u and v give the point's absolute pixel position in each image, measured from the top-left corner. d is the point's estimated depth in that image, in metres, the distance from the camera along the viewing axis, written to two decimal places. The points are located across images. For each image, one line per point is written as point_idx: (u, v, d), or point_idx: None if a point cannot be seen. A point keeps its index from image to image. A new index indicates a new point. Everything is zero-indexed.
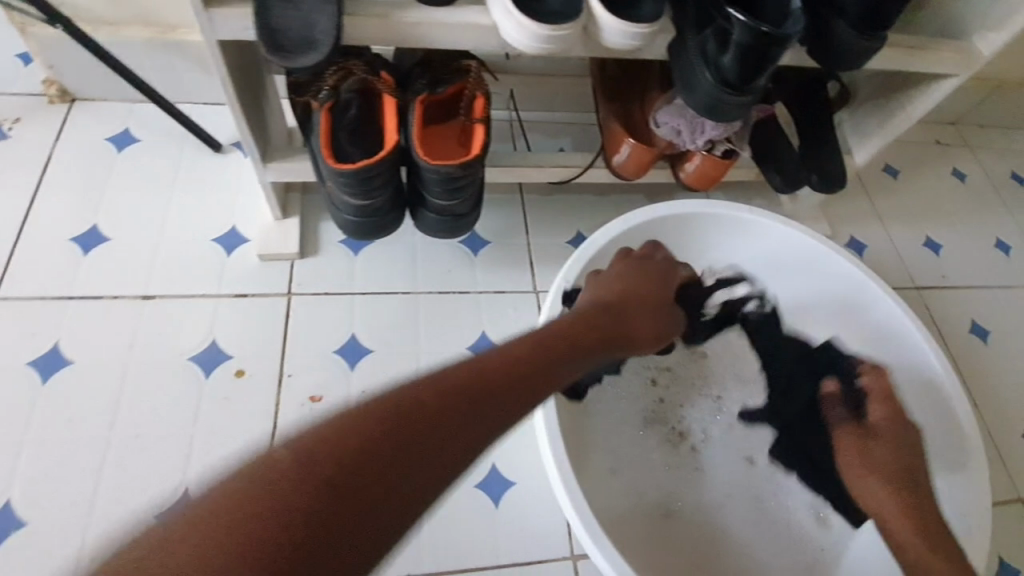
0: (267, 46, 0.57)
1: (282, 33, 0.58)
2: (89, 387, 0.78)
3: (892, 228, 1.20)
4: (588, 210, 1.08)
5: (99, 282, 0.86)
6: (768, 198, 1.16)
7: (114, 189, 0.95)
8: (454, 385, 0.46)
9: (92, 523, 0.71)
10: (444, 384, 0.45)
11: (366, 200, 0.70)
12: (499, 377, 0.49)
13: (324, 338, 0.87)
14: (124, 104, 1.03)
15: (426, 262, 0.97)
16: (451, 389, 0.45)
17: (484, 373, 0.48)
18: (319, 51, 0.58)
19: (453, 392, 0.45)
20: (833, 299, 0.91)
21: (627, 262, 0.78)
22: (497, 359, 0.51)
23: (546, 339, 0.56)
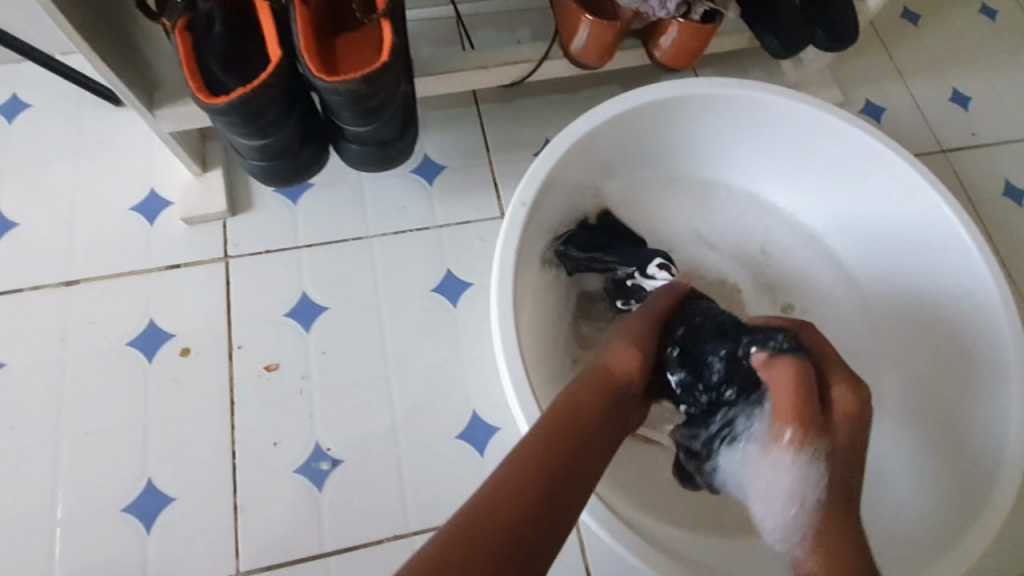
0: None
1: None
2: (30, 389, 0.73)
3: (914, 85, 1.02)
4: (556, 112, 0.92)
5: (16, 275, 0.78)
6: (768, 68, 0.99)
7: (11, 167, 0.83)
8: (513, 480, 0.43)
9: (59, 526, 0.68)
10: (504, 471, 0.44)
11: (263, 138, 0.61)
12: (547, 463, 0.45)
13: (272, 301, 0.78)
14: (7, 64, 0.88)
15: (376, 201, 0.85)
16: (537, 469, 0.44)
17: (525, 470, 0.44)
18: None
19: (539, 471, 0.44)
20: (821, 157, 0.80)
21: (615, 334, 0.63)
22: (525, 453, 0.45)
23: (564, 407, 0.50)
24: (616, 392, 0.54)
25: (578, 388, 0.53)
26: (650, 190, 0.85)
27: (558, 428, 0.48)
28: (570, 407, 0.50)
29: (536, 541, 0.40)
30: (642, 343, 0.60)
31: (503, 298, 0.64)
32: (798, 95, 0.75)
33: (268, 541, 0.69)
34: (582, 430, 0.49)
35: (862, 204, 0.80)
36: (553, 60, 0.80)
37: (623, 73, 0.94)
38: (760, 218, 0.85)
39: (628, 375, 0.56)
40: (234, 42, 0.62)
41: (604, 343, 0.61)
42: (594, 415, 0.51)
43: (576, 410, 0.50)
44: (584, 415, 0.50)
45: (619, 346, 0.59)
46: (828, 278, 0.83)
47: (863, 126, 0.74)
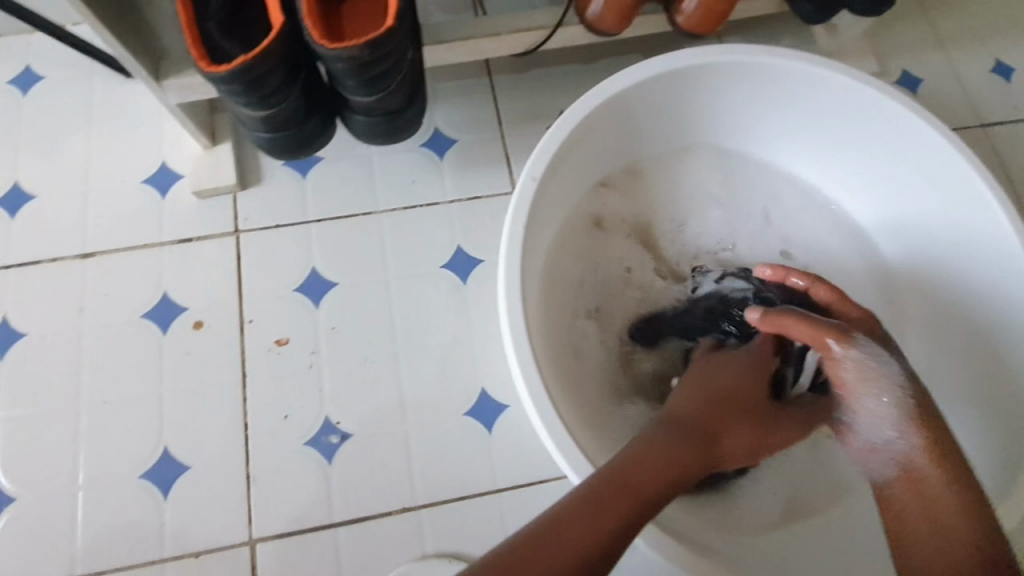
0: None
1: None
2: (49, 359, 0.75)
3: (956, 54, 0.96)
4: (571, 83, 0.89)
5: (34, 247, 0.79)
6: (798, 35, 0.93)
7: (26, 139, 0.84)
8: (596, 524, 0.47)
9: (80, 490, 0.71)
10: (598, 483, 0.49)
11: (267, 109, 0.60)
12: (628, 515, 0.48)
13: (282, 276, 0.78)
14: (20, 35, 0.87)
15: (385, 176, 0.83)
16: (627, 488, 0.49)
17: (612, 512, 0.48)
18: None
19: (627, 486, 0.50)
20: (847, 129, 0.75)
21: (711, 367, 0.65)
22: (618, 472, 0.50)
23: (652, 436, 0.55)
24: (695, 442, 0.56)
25: (665, 439, 0.55)
26: (666, 166, 0.82)
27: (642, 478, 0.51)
28: (652, 459, 0.53)
29: (616, 558, 0.46)
30: (725, 391, 0.61)
31: (510, 275, 0.62)
32: (829, 65, 0.71)
33: (279, 510, 0.70)
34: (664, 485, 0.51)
35: (892, 183, 0.76)
36: (568, 26, 0.76)
37: (642, 40, 0.90)
38: (781, 195, 0.82)
39: (707, 425, 0.58)
40: (233, 8, 0.61)
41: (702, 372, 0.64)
42: (673, 465, 0.53)
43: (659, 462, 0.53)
44: (669, 470, 0.52)
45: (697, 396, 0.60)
46: (851, 257, 0.80)
47: (901, 100, 0.70)
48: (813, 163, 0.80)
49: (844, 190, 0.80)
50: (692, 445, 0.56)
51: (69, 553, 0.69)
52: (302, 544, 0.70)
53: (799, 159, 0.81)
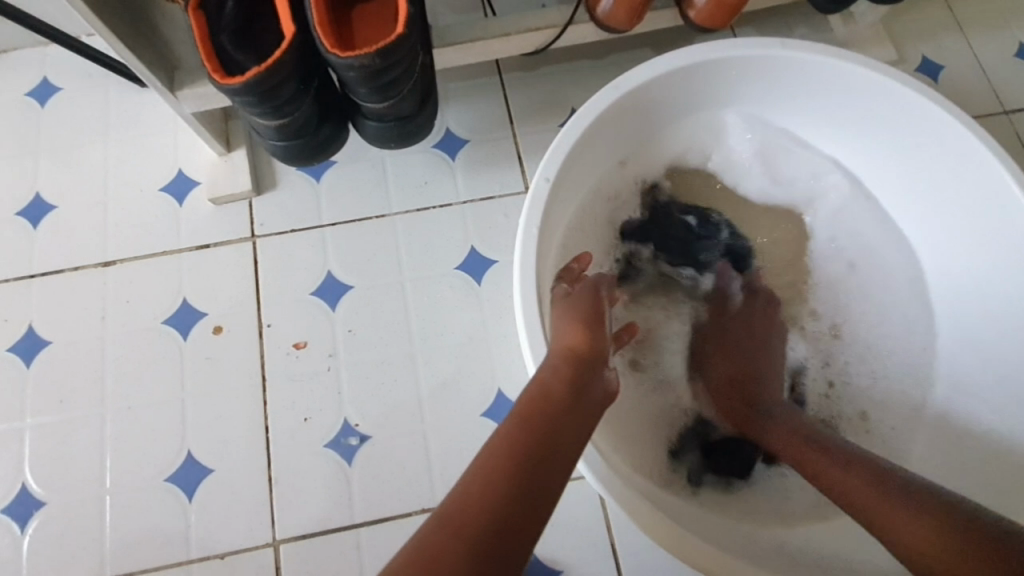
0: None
1: None
2: (74, 365, 0.76)
3: (975, 39, 0.93)
4: (582, 80, 0.88)
5: (57, 256, 0.80)
6: (812, 24, 0.91)
7: (45, 150, 0.85)
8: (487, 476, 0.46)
9: (108, 494, 0.72)
10: (486, 461, 0.47)
11: (280, 118, 0.60)
12: (523, 454, 0.47)
13: (298, 281, 0.79)
14: (36, 47, 0.89)
15: (398, 179, 0.83)
16: (514, 454, 0.47)
17: (505, 458, 0.47)
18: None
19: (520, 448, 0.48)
20: (867, 119, 0.74)
21: (580, 292, 0.65)
22: (509, 439, 0.49)
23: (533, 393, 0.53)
24: (582, 363, 0.56)
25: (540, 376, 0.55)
26: (682, 160, 0.81)
27: (526, 418, 0.50)
28: (533, 396, 0.53)
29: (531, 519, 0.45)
30: (597, 313, 0.62)
31: (526, 276, 0.62)
32: (848, 55, 0.69)
33: (302, 512, 0.71)
34: (547, 415, 0.51)
35: (917, 173, 0.74)
36: (579, 24, 0.75)
37: (654, 35, 0.89)
38: (801, 188, 0.81)
39: (592, 346, 0.58)
40: (245, 18, 0.61)
41: (559, 317, 0.62)
42: (559, 393, 0.53)
43: (541, 395, 0.53)
44: (550, 400, 0.52)
45: (575, 322, 0.61)
46: (877, 250, 0.78)
47: (922, 90, 0.68)
48: (835, 154, 0.79)
49: (865, 181, 0.79)
50: (571, 366, 0.56)
51: (99, 556, 0.70)
52: (324, 545, 0.70)
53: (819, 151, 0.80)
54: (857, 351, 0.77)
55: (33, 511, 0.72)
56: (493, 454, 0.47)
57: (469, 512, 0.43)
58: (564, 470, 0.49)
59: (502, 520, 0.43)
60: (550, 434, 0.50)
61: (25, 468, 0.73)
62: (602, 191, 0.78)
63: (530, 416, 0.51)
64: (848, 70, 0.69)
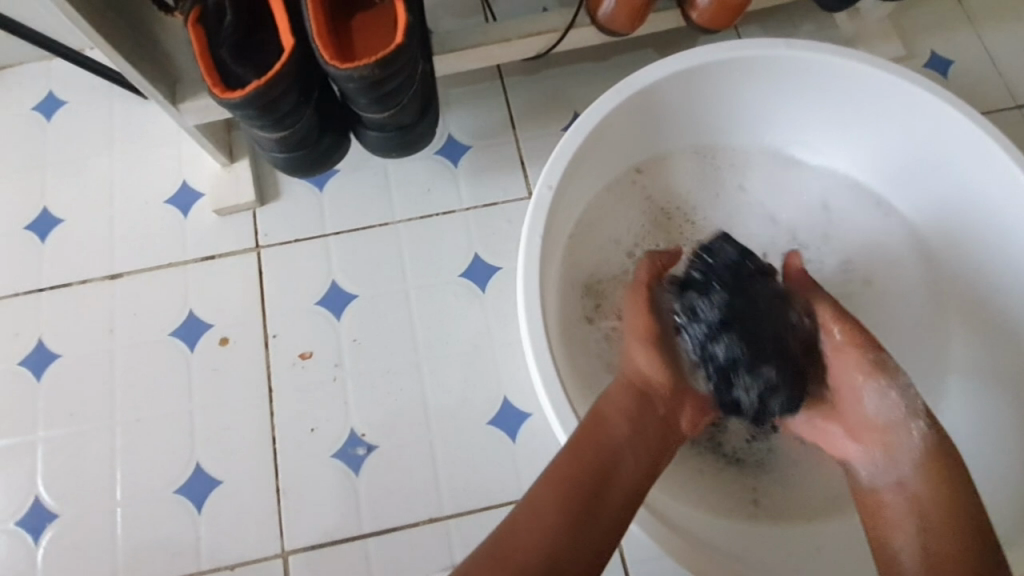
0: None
1: None
2: (84, 378, 0.77)
3: (986, 32, 0.91)
4: (585, 82, 0.87)
5: (64, 270, 0.81)
6: (818, 20, 0.90)
7: (52, 164, 0.86)
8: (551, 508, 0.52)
9: (119, 506, 0.73)
10: (540, 494, 0.53)
11: (281, 130, 0.60)
12: (582, 491, 0.53)
13: (303, 291, 0.79)
14: (41, 61, 0.89)
15: (401, 186, 0.83)
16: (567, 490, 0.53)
17: (567, 492, 0.53)
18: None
19: (576, 482, 0.53)
20: (876, 119, 0.73)
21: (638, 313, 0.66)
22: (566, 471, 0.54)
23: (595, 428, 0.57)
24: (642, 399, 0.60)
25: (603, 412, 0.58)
26: (688, 163, 0.80)
27: (587, 451, 0.55)
28: (596, 431, 0.57)
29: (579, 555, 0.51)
30: (662, 334, 0.64)
31: (529, 285, 0.62)
32: (855, 55, 0.68)
33: (310, 523, 0.72)
34: (604, 452, 0.55)
35: (931, 174, 0.72)
36: (579, 28, 0.75)
37: (656, 37, 0.88)
38: (812, 188, 0.79)
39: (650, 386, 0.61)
40: (245, 31, 0.61)
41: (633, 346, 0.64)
42: (619, 427, 0.57)
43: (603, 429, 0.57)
44: (610, 435, 0.57)
45: (644, 352, 0.63)
46: (892, 252, 0.76)
47: (932, 88, 0.67)
48: (844, 156, 0.78)
49: (876, 183, 0.77)
50: (633, 401, 0.60)
51: (111, 567, 0.71)
52: (333, 555, 0.71)
53: (828, 150, 0.78)
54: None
55: (46, 524, 0.73)
56: (547, 488, 0.53)
57: (536, 540, 0.51)
58: (620, 503, 0.54)
59: (562, 547, 0.51)
60: (608, 470, 0.55)
61: (38, 481, 0.74)
62: (605, 196, 0.77)
63: (588, 457, 0.55)
64: (856, 71, 0.69)
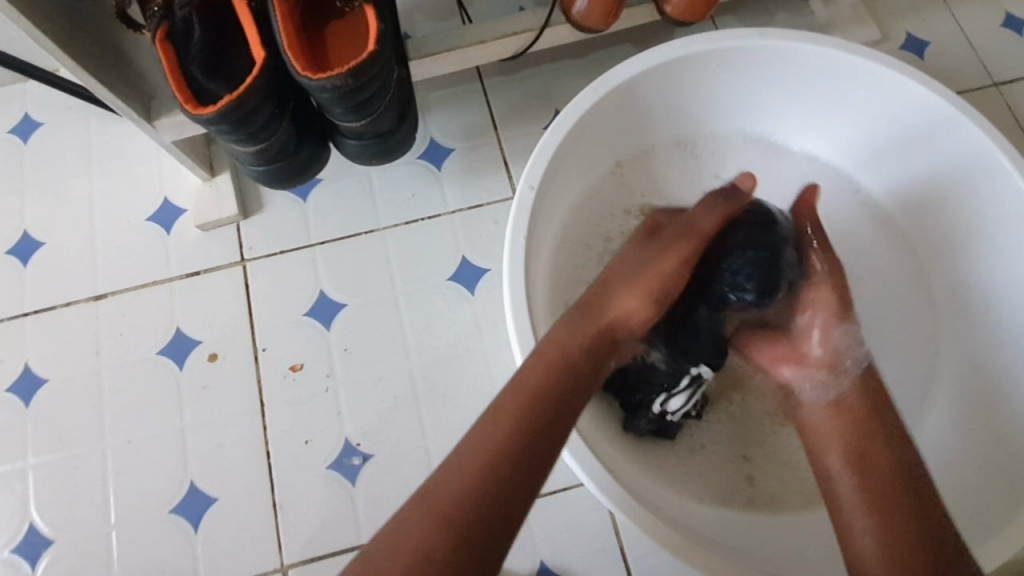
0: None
1: None
2: (73, 402, 0.76)
3: (960, 12, 0.92)
4: (564, 81, 0.87)
5: (48, 293, 0.80)
6: (793, 8, 0.91)
7: (31, 187, 0.85)
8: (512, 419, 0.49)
9: (114, 529, 0.72)
10: (497, 410, 0.50)
11: (257, 143, 0.60)
12: (538, 414, 0.50)
13: (291, 303, 0.79)
14: (15, 83, 0.88)
15: (386, 193, 0.83)
16: (528, 411, 0.50)
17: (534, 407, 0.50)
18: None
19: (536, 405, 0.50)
20: (854, 104, 0.73)
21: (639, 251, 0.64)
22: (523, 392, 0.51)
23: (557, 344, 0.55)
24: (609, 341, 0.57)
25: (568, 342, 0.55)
26: (667, 158, 0.80)
27: (558, 381, 0.52)
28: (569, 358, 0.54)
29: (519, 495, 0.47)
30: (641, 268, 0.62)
31: (515, 287, 0.61)
32: (829, 42, 0.68)
33: (308, 535, 0.71)
34: (578, 378, 0.53)
35: (912, 157, 0.73)
36: (555, 27, 0.74)
37: (634, 33, 0.88)
38: (791, 179, 0.79)
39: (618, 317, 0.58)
40: (215, 45, 0.61)
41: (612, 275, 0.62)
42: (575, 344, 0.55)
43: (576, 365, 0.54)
44: (569, 354, 0.54)
45: (627, 294, 0.60)
46: (871, 241, 0.78)
47: (908, 71, 0.67)
48: (824, 143, 0.78)
49: (857, 167, 0.77)
50: (602, 340, 0.57)
51: None
52: (333, 568, 0.70)
53: (805, 139, 0.79)
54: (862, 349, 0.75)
55: (41, 551, 0.72)
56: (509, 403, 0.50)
57: (493, 443, 0.48)
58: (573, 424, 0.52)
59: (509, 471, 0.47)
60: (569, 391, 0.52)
61: (31, 508, 0.73)
62: (588, 194, 0.77)
63: (549, 373, 0.52)
64: (829, 58, 0.69)
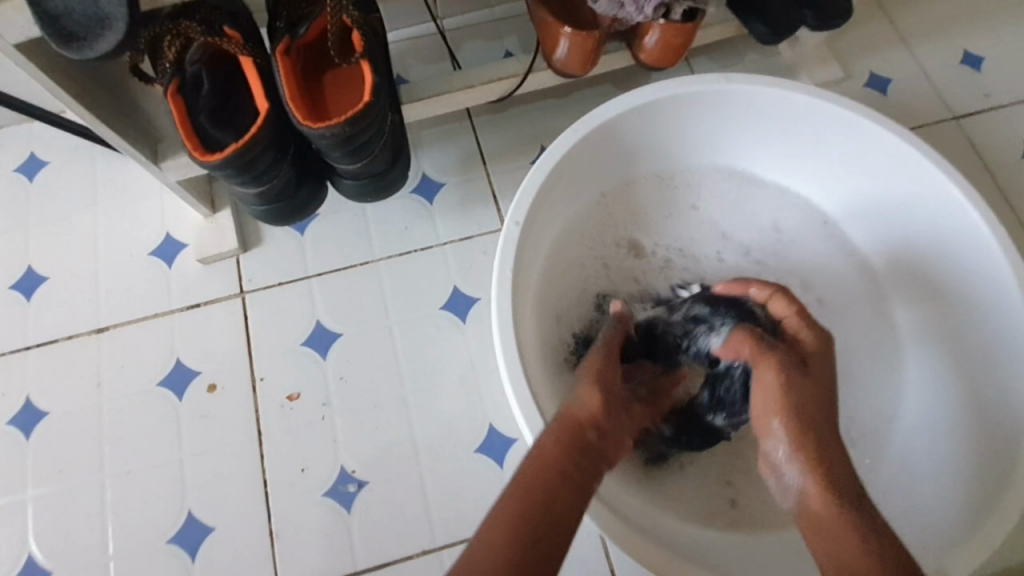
0: (58, 41, 0.53)
1: (64, 19, 0.53)
2: (72, 433, 0.78)
3: (920, 52, 0.99)
4: (549, 119, 0.92)
5: (50, 327, 0.82)
6: (762, 49, 0.97)
7: (36, 224, 0.87)
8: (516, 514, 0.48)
9: (112, 559, 0.73)
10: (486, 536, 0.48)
11: (259, 185, 0.64)
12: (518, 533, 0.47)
13: (288, 333, 0.81)
14: (21, 125, 0.92)
15: (379, 226, 0.86)
16: (511, 536, 0.47)
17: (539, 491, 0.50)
18: (114, 32, 0.53)
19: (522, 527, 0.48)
20: (821, 141, 0.77)
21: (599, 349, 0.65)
22: (511, 515, 0.48)
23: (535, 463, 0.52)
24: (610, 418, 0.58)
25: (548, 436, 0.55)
26: (648, 192, 0.84)
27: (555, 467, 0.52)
28: (530, 475, 0.51)
29: None
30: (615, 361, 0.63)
31: (503, 317, 0.64)
32: (794, 85, 0.73)
33: (303, 563, 0.72)
34: (557, 482, 0.51)
35: (875, 189, 0.77)
36: (538, 72, 0.79)
37: (614, 74, 0.94)
38: (765, 208, 0.84)
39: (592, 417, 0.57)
40: (222, 95, 0.65)
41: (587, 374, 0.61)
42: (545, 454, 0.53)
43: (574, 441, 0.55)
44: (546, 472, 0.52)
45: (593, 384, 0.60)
46: (843, 268, 0.82)
47: (866, 111, 0.72)
48: (794, 175, 0.83)
49: (824, 197, 0.82)
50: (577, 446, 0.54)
51: None
52: None
53: (777, 173, 0.83)
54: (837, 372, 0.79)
55: None
56: (496, 522, 0.48)
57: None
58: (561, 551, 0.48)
59: None
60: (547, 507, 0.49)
61: (29, 540, 0.74)
62: (572, 227, 0.81)
63: (527, 492, 0.50)
64: (795, 100, 0.74)
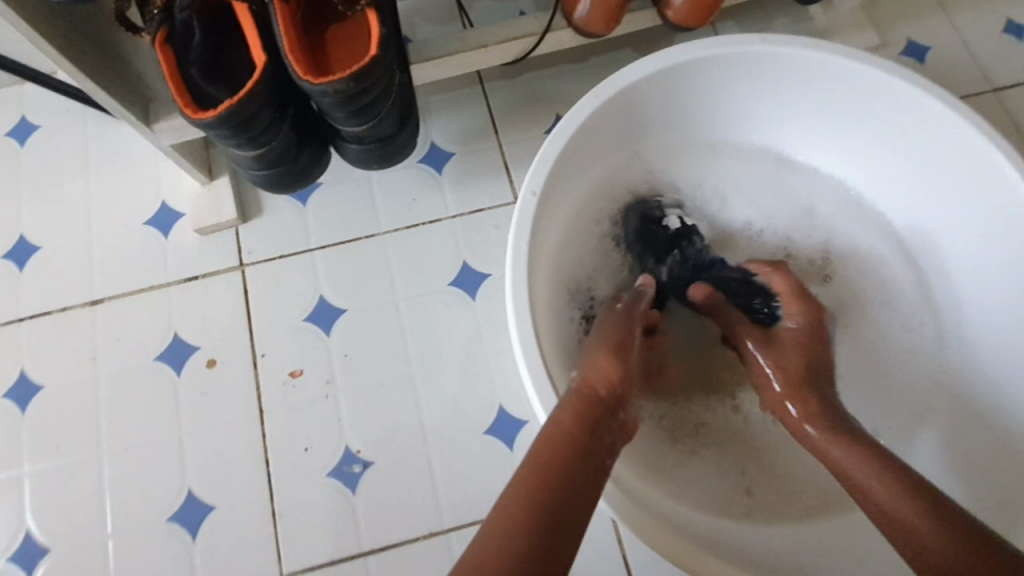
0: None
1: None
2: (68, 408, 0.75)
3: (960, 17, 0.92)
4: (565, 85, 0.87)
5: (45, 297, 0.79)
6: (794, 13, 0.91)
7: (27, 191, 0.84)
8: (508, 523, 0.44)
9: (110, 537, 0.71)
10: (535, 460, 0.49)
11: (257, 148, 0.59)
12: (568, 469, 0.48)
13: (290, 307, 0.78)
14: (10, 87, 0.87)
15: (386, 197, 0.82)
16: (561, 456, 0.48)
17: (571, 450, 0.49)
18: None
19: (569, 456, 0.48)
20: (857, 109, 0.72)
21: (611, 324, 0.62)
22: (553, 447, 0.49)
23: (567, 421, 0.51)
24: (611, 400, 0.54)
25: (563, 408, 0.53)
26: (670, 163, 0.80)
27: (571, 445, 0.49)
28: (573, 416, 0.52)
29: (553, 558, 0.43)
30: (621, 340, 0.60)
31: (518, 294, 0.60)
32: (832, 47, 0.68)
33: (306, 544, 0.70)
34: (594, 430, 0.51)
35: (913, 162, 0.72)
36: (557, 31, 0.74)
37: (635, 38, 0.88)
38: (791, 182, 0.79)
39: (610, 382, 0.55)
40: (214, 48, 0.60)
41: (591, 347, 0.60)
42: (567, 411, 0.52)
43: (592, 418, 0.52)
44: (581, 427, 0.51)
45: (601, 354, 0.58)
46: (877, 245, 0.77)
47: (911, 76, 0.67)
48: (825, 145, 0.78)
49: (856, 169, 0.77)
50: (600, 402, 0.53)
51: None
52: None
53: (807, 143, 0.78)
54: (872, 357, 0.75)
55: (37, 560, 0.71)
56: (540, 455, 0.49)
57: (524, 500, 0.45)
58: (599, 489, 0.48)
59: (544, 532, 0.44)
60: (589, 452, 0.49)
61: (27, 516, 0.72)
62: (589, 200, 0.77)
63: (570, 433, 0.50)
64: (831, 62, 0.69)
